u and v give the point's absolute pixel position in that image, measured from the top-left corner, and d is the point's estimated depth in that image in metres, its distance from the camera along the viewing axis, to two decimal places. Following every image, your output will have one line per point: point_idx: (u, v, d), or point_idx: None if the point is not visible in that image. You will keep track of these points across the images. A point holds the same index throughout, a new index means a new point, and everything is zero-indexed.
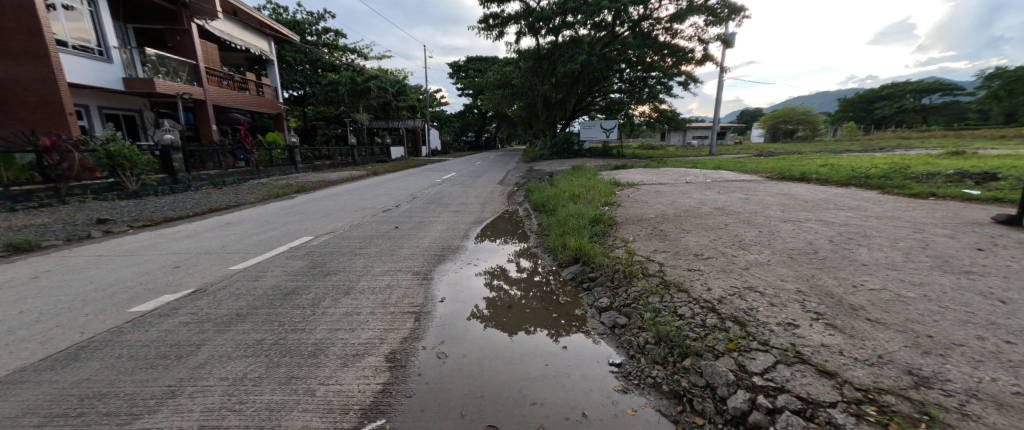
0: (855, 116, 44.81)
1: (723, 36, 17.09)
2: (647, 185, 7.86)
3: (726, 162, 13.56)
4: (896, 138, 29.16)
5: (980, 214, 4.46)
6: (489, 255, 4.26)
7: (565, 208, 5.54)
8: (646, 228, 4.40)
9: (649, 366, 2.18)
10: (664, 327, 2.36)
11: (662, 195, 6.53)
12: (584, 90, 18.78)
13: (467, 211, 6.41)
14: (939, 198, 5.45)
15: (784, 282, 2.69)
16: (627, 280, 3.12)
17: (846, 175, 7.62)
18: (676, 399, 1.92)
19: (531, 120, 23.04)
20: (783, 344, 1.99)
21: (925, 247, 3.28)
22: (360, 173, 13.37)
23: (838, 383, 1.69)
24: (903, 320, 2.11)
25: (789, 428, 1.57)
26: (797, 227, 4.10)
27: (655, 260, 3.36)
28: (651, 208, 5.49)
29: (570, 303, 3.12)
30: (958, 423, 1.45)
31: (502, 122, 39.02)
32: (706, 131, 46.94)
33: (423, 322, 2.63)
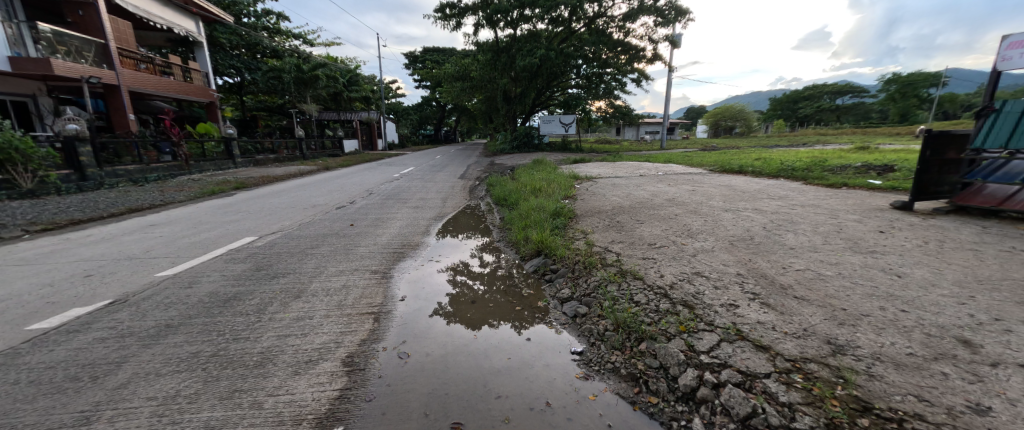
0: (783, 114, 49.01)
1: (671, 37, 17.82)
2: (604, 179, 8.09)
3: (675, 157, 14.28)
4: (822, 133, 32.16)
5: (881, 201, 5.06)
6: (451, 251, 4.23)
7: (527, 202, 5.60)
8: (604, 220, 4.56)
9: (608, 352, 2.28)
10: (622, 314, 2.47)
11: (618, 188, 6.79)
12: (542, 85, 18.90)
13: (427, 207, 6.31)
14: (848, 188, 6.09)
15: (726, 266, 2.91)
16: (587, 270, 3.21)
17: (776, 168, 8.31)
18: (633, 381, 2.03)
19: (491, 115, 23.03)
20: (726, 323, 2.15)
21: (840, 231, 3.67)
22: (309, 168, 12.76)
23: (771, 355, 1.87)
24: (824, 296, 2.36)
25: (731, 401, 1.71)
26: (736, 215, 4.42)
27: (613, 250, 3.49)
28: (607, 200, 5.68)
29: (533, 295, 3.19)
30: (867, 383, 1.65)
31: (460, 115, 38.56)
32: (657, 126, 49.10)
33: (382, 323, 2.58)
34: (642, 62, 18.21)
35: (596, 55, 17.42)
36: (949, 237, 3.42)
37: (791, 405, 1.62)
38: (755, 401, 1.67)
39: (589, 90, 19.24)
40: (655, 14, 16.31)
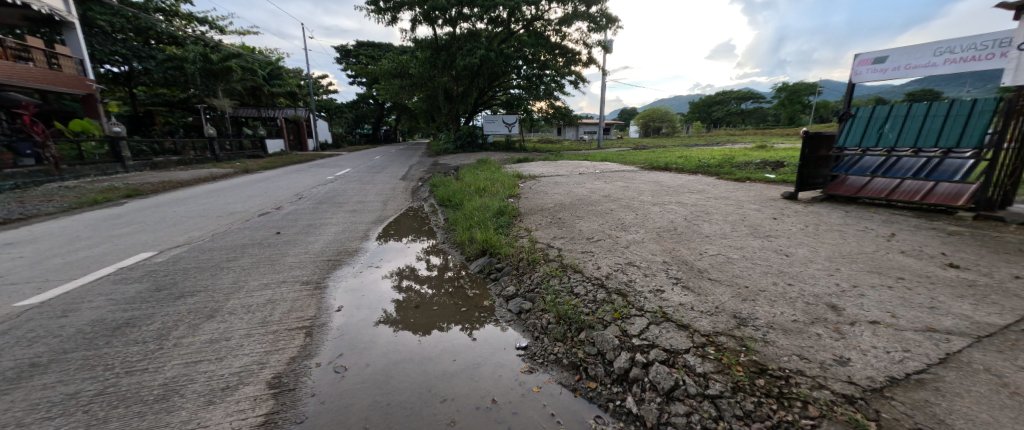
0: (702, 117, 53.72)
1: (604, 42, 18.74)
2: (546, 177, 8.30)
3: (612, 155, 15.07)
4: (736, 134, 36.15)
5: (775, 192, 5.82)
6: (394, 255, 4.10)
7: (471, 202, 5.59)
8: (547, 217, 4.69)
9: (551, 344, 2.36)
10: (563, 306, 2.57)
11: (559, 186, 7.02)
12: (483, 85, 19.00)
13: (365, 210, 6.04)
14: (751, 181, 6.88)
15: (654, 255, 3.15)
16: (530, 267, 3.28)
17: (695, 165, 9.12)
18: (574, 369, 2.12)
19: (432, 113, 22.59)
20: (653, 307, 2.35)
21: (744, 219, 4.16)
22: (225, 171, 11.61)
23: (690, 333, 2.07)
24: (732, 276, 2.72)
25: (659, 377, 1.86)
26: (662, 208, 4.79)
27: (554, 246, 3.61)
28: (549, 198, 5.85)
29: (478, 295, 3.19)
30: (763, 349, 1.93)
31: (399, 113, 37.35)
32: (594, 127, 51.23)
33: (315, 337, 2.44)
34: (578, 65, 18.89)
35: (535, 57, 17.69)
36: (829, 223, 4.06)
37: (705, 374, 1.81)
38: (677, 374, 1.85)
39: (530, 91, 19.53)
40: (588, 20, 17.05)
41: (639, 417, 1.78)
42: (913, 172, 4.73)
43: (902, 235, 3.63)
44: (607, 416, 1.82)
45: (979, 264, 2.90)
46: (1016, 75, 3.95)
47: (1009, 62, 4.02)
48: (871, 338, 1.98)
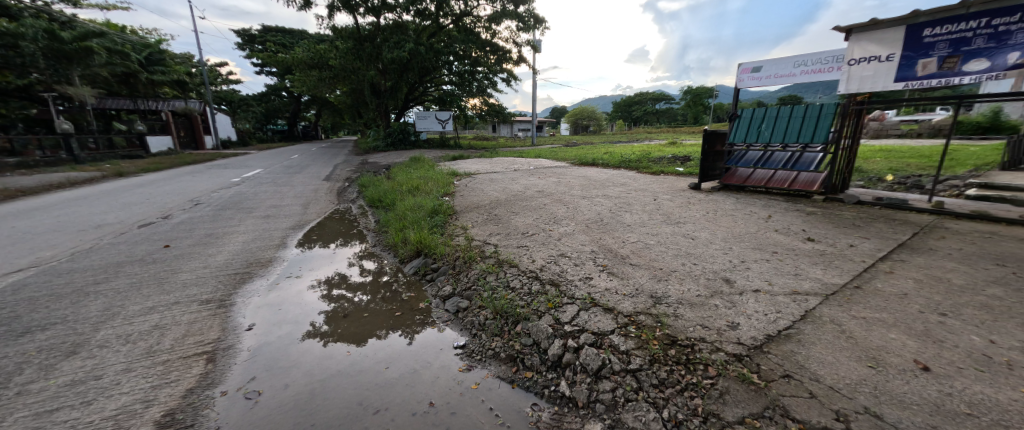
0: (626, 117, 57.30)
1: (533, 43, 19.16)
2: (482, 174, 8.32)
3: (545, 152, 15.52)
4: (656, 131, 39.44)
5: (684, 183, 6.50)
6: (321, 262, 3.86)
7: (404, 202, 5.42)
8: (483, 214, 4.71)
9: (488, 339, 2.39)
10: (499, 301, 2.61)
11: (495, 183, 7.05)
12: (413, 80, 18.38)
13: (282, 215, 5.56)
14: (664, 174, 7.57)
15: (584, 246, 3.36)
16: (467, 265, 3.27)
17: (618, 160, 9.74)
18: (511, 362, 2.18)
19: (358, 108, 21.41)
20: (583, 295, 2.50)
21: (659, 208, 4.61)
22: (92, 176, 9.83)
23: (615, 316, 2.26)
24: (650, 260, 3.06)
25: (589, 359, 1.99)
26: (590, 201, 5.07)
27: (491, 242, 3.65)
28: (484, 195, 5.88)
29: (414, 298, 3.11)
30: (674, 323, 2.18)
31: (319, 108, 34.59)
32: (528, 125, 52.02)
33: (220, 362, 2.21)
34: (509, 63, 19.04)
35: (466, 53, 17.49)
36: (726, 208, 4.64)
37: (628, 351, 1.99)
38: (605, 354, 1.99)
39: (463, 87, 19.22)
40: (517, 20, 17.27)
41: (572, 398, 1.89)
42: (783, 163, 5.54)
43: (777, 216, 4.28)
44: (544, 403, 1.90)
45: (828, 236, 3.59)
46: (849, 85, 4.90)
47: (844, 74, 4.98)
48: (754, 304, 2.38)
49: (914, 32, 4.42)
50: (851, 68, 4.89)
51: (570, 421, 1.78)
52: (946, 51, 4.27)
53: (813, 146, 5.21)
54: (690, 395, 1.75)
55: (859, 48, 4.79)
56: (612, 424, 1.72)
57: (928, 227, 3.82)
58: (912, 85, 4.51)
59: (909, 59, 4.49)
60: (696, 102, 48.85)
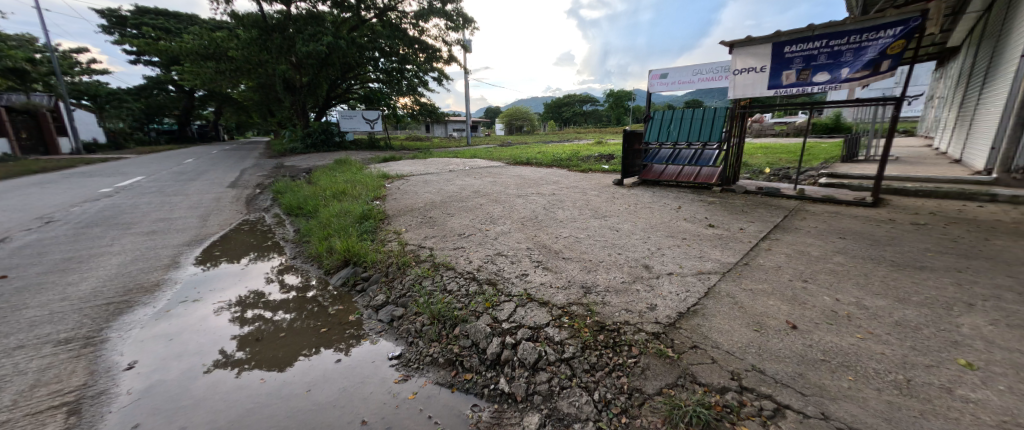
0: (558, 118, 59.34)
1: (463, 42, 19.06)
2: (415, 176, 8.11)
3: (480, 152, 15.56)
4: (584, 131, 41.41)
5: (610, 180, 6.94)
6: (230, 281, 3.46)
7: (329, 208, 5.08)
8: (417, 217, 4.60)
9: (426, 346, 2.35)
10: (436, 305, 2.56)
11: (429, 184, 6.91)
12: (334, 75, 17.27)
13: (178, 228, 4.90)
14: (590, 171, 8.02)
15: (520, 243, 3.45)
16: (400, 271, 3.16)
17: (551, 159, 10.07)
18: (450, 366, 2.16)
19: (269, 104, 19.65)
20: (520, 292, 2.57)
21: (588, 204, 4.87)
22: None
23: (550, 309, 2.35)
24: (580, 253, 3.23)
25: (525, 353, 2.05)
26: (526, 200, 5.19)
27: (426, 246, 3.57)
28: (419, 197, 5.74)
29: (343, 311, 2.93)
30: (603, 310, 2.34)
31: (220, 104, 30.77)
32: (462, 124, 51.45)
33: (89, 412, 1.89)
34: (439, 61, 18.69)
35: (392, 50, 16.64)
36: (643, 201, 5.04)
37: (562, 341, 2.08)
38: (541, 347, 2.07)
39: (392, 86, 18.45)
40: (445, 18, 17.03)
41: (511, 394, 1.93)
42: (689, 160, 6.15)
43: (686, 207, 4.74)
44: (483, 403, 1.92)
45: (724, 222, 4.08)
46: (736, 92, 5.56)
47: (731, 82, 5.62)
48: (669, 286, 2.63)
49: (777, 50, 5.14)
50: (736, 77, 5.55)
51: (510, 416, 1.82)
52: (801, 65, 5.02)
53: (711, 145, 5.95)
54: (617, 375, 1.88)
55: (741, 60, 5.46)
56: (549, 413, 1.79)
57: (790, 210, 4.56)
58: (779, 93, 5.22)
59: (775, 71, 5.21)
60: (621, 105, 52.15)
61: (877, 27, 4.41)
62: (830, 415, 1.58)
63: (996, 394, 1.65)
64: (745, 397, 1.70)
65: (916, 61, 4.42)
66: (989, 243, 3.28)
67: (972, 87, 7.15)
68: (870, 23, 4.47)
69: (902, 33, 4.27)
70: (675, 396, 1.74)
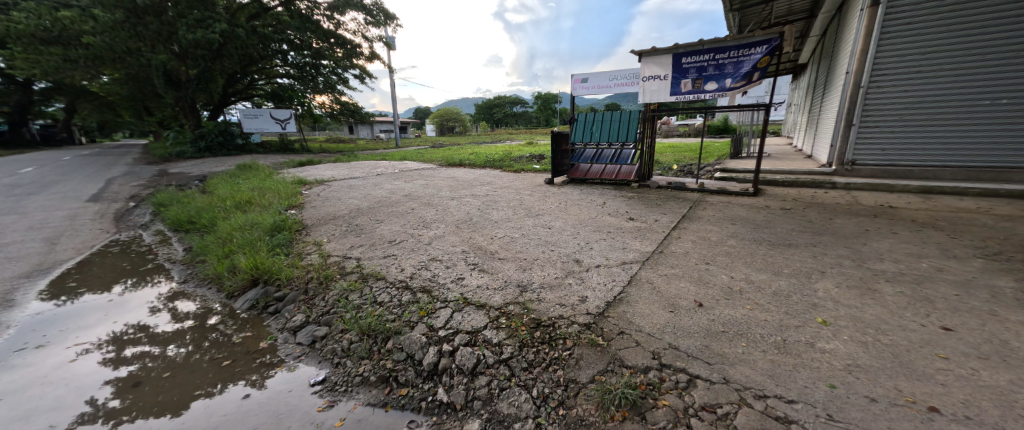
0: (489, 119, 59.66)
1: (385, 39, 18.32)
2: (338, 181, 7.61)
3: (410, 154, 15.04)
4: (516, 132, 42.24)
5: (541, 180, 7.13)
6: (100, 316, 2.90)
7: (233, 219, 4.52)
8: (340, 226, 4.29)
9: (355, 365, 2.18)
10: (365, 320, 2.40)
11: (354, 189, 6.53)
12: (234, 69, 15.51)
13: (20, 256, 4.00)
14: (523, 171, 8.18)
15: (454, 247, 3.40)
16: (323, 286, 2.89)
17: (484, 160, 10.08)
18: (383, 383, 2.04)
19: (146, 100, 16.88)
20: (456, 296, 2.53)
21: (522, 203, 4.97)
22: None
23: (487, 311, 2.34)
24: (515, 252, 3.26)
25: (464, 358, 2.02)
26: (460, 202, 5.14)
27: (352, 257, 3.34)
28: (343, 204, 5.39)
29: (252, 338, 2.59)
30: (538, 306, 2.39)
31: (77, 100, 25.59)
32: (389, 125, 49.40)
33: None
34: (361, 59, 17.77)
35: (303, 43, 15.58)
36: (572, 199, 5.25)
37: (500, 342, 2.08)
38: (478, 351, 2.05)
39: (305, 82, 17.08)
40: (364, 12, 16.26)
41: (450, 403, 1.87)
42: (610, 159, 6.52)
43: (610, 203, 5.03)
44: (421, 417, 1.84)
45: (642, 214, 4.40)
46: (645, 97, 6.07)
47: (640, 88, 6.10)
48: (598, 277, 2.77)
49: (677, 60, 5.69)
50: (644, 84, 6.03)
51: (448, 427, 1.76)
52: (695, 75, 5.59)
53: (628, 144, 6.33)
54: (554, 369, 1.92)
55: (648, 68, 5.95)
56: (489, 417, 1.77)
57: (694, 201, 5.05)
58: (680, 99, 5.75)
59: (675, 80, 5.76)
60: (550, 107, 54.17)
61: (750, 44, 5.09)
62: (730, 379, 1.78)
63: (843, 343, 1.99)
64: (664, 373, 1.83)
65: (778, 73, 5.21)
66: (836, 222, 3.96)
67: (816, 96, 8.61)
68: (745, 40, 5.13)
69: (767, 50, 4.98)
70: (606, 381, 1.83)
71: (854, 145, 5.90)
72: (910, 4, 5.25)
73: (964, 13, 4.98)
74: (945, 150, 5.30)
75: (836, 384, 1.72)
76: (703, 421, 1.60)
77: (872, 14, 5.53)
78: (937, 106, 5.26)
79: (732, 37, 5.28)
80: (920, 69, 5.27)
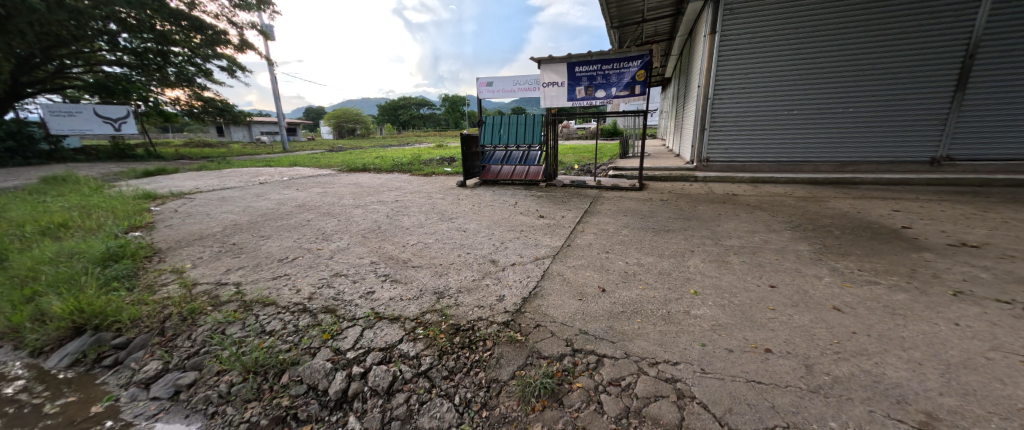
0: (391, 119, 57.20)
1: (260, 27, 16.40)
2: (205, 193, 6.55)
3: (301, 158, 13.72)
4: (421, 134, 41.30)
5: (452, 183, 7.08)
6: None
7: (35, 250, 3.44)
8: (212, 246, 3.68)
9: (239, 410, 1.85)
10: (250, 354, 2.07)
11: (230, 202, 5.73)
12: (35, 52, 12.12)
13: None
14: (434, 174, 8.04)
15: (362, 258, 3.21)
16: (187, 322, 2.37)
17: (390, 164, 9.65)
18: (279, 423, 1.77)
19: None
20: (365, 312, 2.39)
21: (435, 207, 4.89)
22: None
23: (403, 323, 2.26)
24: (429, 258, 3.20)
25: (377, 379, 1.91)
26: (366, 209, 4.86)
27: (229, 282, 2.85)
28: (217, 220, 4.68)
29: (78, 404, 1.96)
30: (455, 311, 2.38)
31: None
32: (275, 126, 44.26)
33: None
34: (229, 48, 15.48)
35: (139, 23, 12.70)
36: (485, 200, 5.31)
37: (417, 355, 2.02)
38: (393, 367, 1.96)
39: (147, 73, 14.59)
40: None
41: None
42: (519, 160, 6.79)
43: (522, 202, 5.21)
44: None
45: (551, 212, 4.64)
46: (546, 102, 6.41)
47: (541, 93, 6.40)
48: (513, 275, 2.85)
49: (571, 69, 6.10)
50: (544, 89, 6.33)
51: None
52: (587, 83, 6.09)
53: (534, 146, 6.67)
54: (475, 372, 1.93)
55: (546, 75, 6.27)
56: None
57: (594, 197, 5.48)
58: (577, 104, 6.20)
59: (571, 87, 6.18)
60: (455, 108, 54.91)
61: (627, 58, 5.74)
62: (630, 352, 1.98)
63: (709, 308, 2.35)
64: (576, 357, 1.97)
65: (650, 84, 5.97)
66: (700, 208, 4.66)
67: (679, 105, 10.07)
68: (624, 54, 5.76)
69: (642, 65, 5.70)
70: (525, 375, 1.90)
71: (707, 145, 7.04)
72: (737, 34, 6.44)
73: (772, 44, 6.28)
74: (765, 150, 6.67)
75: (707, 342, 2.02)
76: (611, 395, 1.76)
77: (712, 39, 6.64)
78: (761, 115, 6.56)
79: (613, 50, 5.84)
80: (747, 86, 6.53)
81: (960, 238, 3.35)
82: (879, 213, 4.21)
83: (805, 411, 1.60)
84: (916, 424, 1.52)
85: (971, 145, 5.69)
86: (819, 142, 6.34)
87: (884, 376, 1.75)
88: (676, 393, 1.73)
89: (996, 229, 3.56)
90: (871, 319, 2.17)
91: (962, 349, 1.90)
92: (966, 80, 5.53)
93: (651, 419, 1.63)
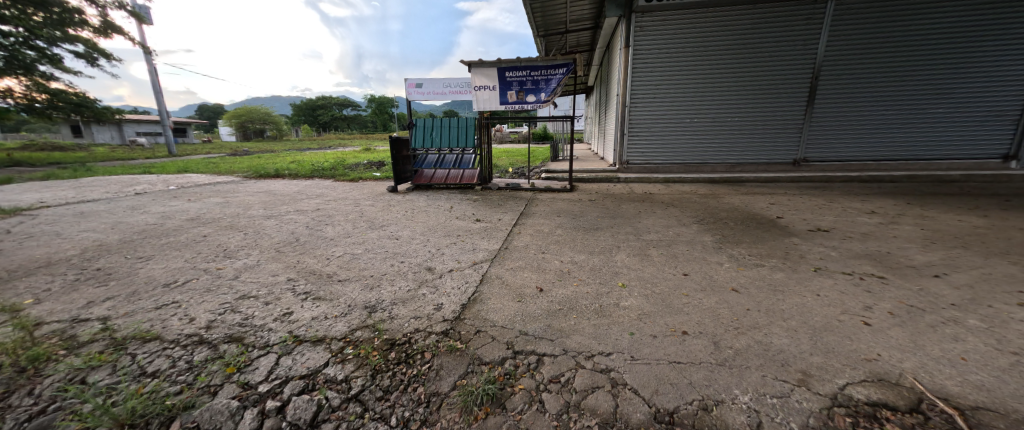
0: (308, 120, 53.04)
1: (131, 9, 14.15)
2: (56, 208, 5.40)
3: (197, 164, 12.08)
4: (345, 135, 38.90)
5: (381, 188, 6.71)
6: None
7: None
8: (69, 274, 3.03)
9: None
10: (125, 405, 1.69)
11: (95, 218, 4.79)
12: None
13: None
14: (362, 180, 7.56)
15: (276, 276, 2.87)
16: (27, 375, 1.86)
17: (309, 169, 8.90)
18: None
19: None
20: (281, 337, 2.12)
21: (363, 215, 4.57)
22: None
23: (327, 344, 2.04)
24: (358, 270, 2.95)
25: (298, 410, 1.68)
26: (280, 220, 4.39)
27: (92, 318, 2.35)
28: (76, 241, 3.87)
29: None
30: (387, 325, 2.20)
31: None
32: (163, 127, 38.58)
33: None
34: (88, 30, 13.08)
35: None
36: (418, 206, 5.09)
37: (346, 378, 1.83)
38: (317, 397, 1.74)
39: None
40: None
41: None
42: (454, 164, 6.60)
43: (457, 206, 5.07)
44: None
45: (487, 215, 4.58)
46: (478, 106, 6.38)
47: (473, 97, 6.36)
48: (451, 282, 2.73)
49: (501, 74, 6.13)
50: (475, 93, 6.30)
51: None
52: (517, 88, 6.15)
53: (468, 150, 6.53)
54: (413, 388, 1.78)
55: (476, 78, 6.23)
56: None
57: (529, 200, 5.53)
58: (509, 108, 6.26)
59: (501, 91, 6.21)
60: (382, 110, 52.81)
61: (553, 65, 5.91)
62: (568, 348, 1.98)
63: (635, 299, 2.44)
64: (517, 359, 1.92)
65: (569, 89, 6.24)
66: (624, 207, 4.92)
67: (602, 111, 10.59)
68: (551, 61, 5.90)
69: (567, 72, 5.88)
70: (467, 383, 1.80)
71: (627, 150, 7.48)
72: (648, 48, 6.90)
73: (678, 60, 6.84)
74: (676, 154, 7.26)
75: (634, 331, 2.10)
76: (552, 392, 1.73)
77: (626, 53, 7.04)
78: (671, 122, 7.13)
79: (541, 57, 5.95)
80: (658, 96, 7.06)
81: (817, 224, 3.91)
82: (761, 205, 4.79)
83: (716, 383, 1.71)
84: (796, 381, 1.70)
85: (834, 150, 6.69)
86: (722, 148, 7.05)
87: (771, 344, 1.94)
88: (610, 382, 1.75)
89: (844, 215, 4.22)
90: (761, 296, 2.42)
91: (823, 314, 2.19)
92: (829, 94, 6.47)
93: (590, 410, 1.63)
